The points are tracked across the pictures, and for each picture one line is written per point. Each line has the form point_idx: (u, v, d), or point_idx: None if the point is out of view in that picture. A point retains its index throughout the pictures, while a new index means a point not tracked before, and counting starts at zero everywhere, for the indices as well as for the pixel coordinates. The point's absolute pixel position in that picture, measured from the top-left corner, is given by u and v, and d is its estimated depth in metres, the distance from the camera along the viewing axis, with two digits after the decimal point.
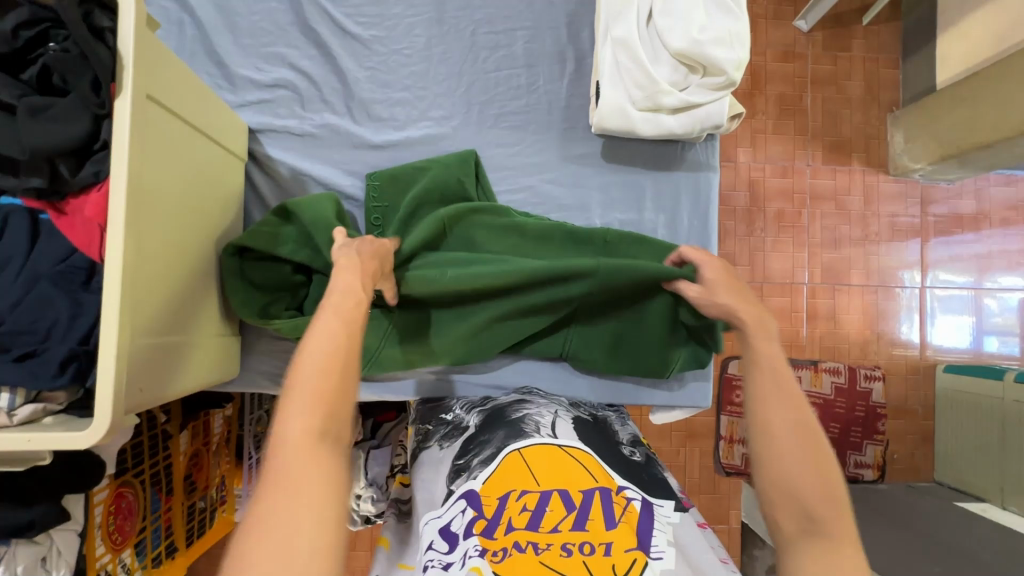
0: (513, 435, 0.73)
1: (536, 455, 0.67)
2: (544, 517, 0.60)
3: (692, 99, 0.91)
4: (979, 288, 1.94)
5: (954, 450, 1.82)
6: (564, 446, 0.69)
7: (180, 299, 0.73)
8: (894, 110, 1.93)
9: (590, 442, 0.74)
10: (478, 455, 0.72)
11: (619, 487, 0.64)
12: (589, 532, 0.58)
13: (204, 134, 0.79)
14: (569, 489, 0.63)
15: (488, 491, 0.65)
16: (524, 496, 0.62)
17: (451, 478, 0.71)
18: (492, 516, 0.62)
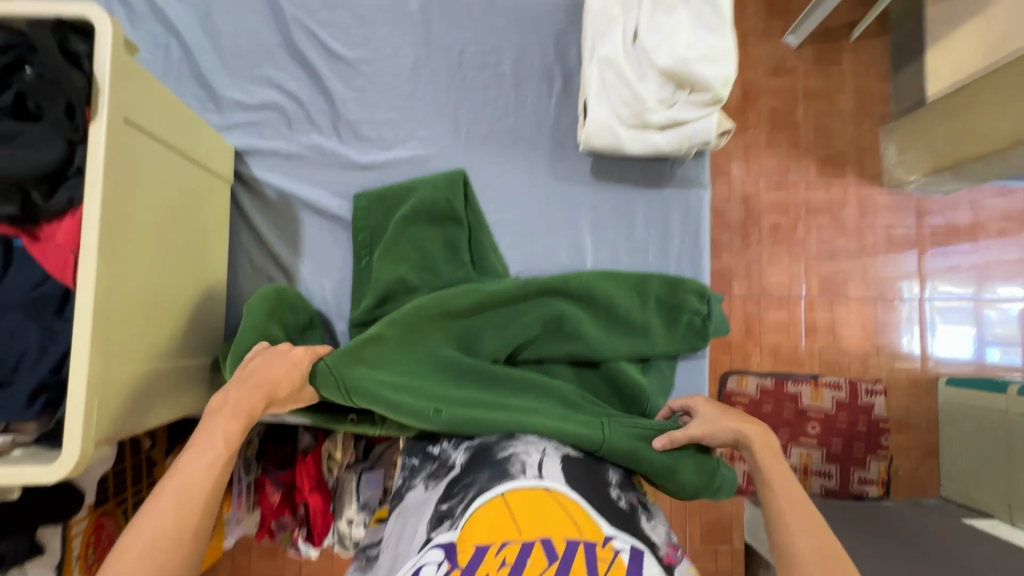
0: (498, 476, 0.70)
1: (521, 501, 0.66)
2: (524, 569, 0.59)
3: (680, 115, 0.90)
4: (979, 299, 1.92)
5: (960, 465, 1.78)
6: (551, 490, 0.68)
7: (156, 326, 0.71)
8: (886, 122, 1.93)
9: (579, 482, 0.72)
10: (463, 500, 0.70)
11: (605, 538, 0.63)
12: None
13: (186, 158, 0.78)
14: (552, 539, 0.62)
15: (465, 539, 0.63)
16: (504, 549, 0.61)
17: (432, 525, 0.69)
18: (466, 567, 0.60)
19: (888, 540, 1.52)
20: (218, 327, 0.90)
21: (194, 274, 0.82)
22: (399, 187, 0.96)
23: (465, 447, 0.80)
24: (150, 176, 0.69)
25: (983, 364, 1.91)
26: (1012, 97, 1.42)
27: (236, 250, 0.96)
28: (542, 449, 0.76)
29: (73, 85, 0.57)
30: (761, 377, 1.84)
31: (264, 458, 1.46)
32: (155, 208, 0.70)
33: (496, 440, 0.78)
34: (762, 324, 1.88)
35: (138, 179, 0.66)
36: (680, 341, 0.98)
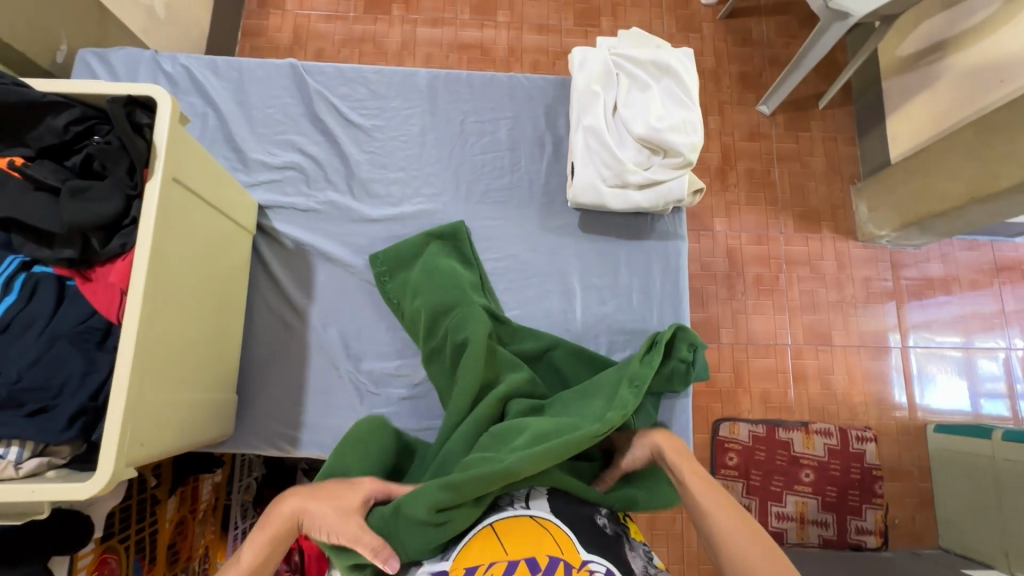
0: (488, 509, 0.76)
1: (508, 529, 0.72)
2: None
3: (656, 176, 1.02)
4: (968, 348, 2.00)
5: (955, 513, 1.78)
6: (537, 517, 0.73)
7: (184, 360, 0.79)
8: (855, 182, 2.08)
9: (567, 509, 0.76)
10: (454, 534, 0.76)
11: (582, 561, 0.69)
12: None
13: (218, 211, 0.88)
14: (535, 558, 0.69)
15: (456, 566, 0.71)
16: (491, 569, 0.69)
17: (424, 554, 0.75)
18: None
19: None
20: (234, 364, 0.97)
21: (218, 317, 0.89)
22: (408, 240, 1.06)
23: None
24: (185, 224, 0.77)
25: (970, 411, 1.95)
26: (965, 161, 1.58)
27: (253, 295, 1.05)
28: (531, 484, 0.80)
29: (136, 149, 0.68)
30: (753, 425, 1.87)
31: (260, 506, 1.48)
32: (187, 256, 0.78)
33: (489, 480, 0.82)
34: (751, 371, 1.94)
35: (177, 229, 0.75)
36: (662, 381, 1.04)
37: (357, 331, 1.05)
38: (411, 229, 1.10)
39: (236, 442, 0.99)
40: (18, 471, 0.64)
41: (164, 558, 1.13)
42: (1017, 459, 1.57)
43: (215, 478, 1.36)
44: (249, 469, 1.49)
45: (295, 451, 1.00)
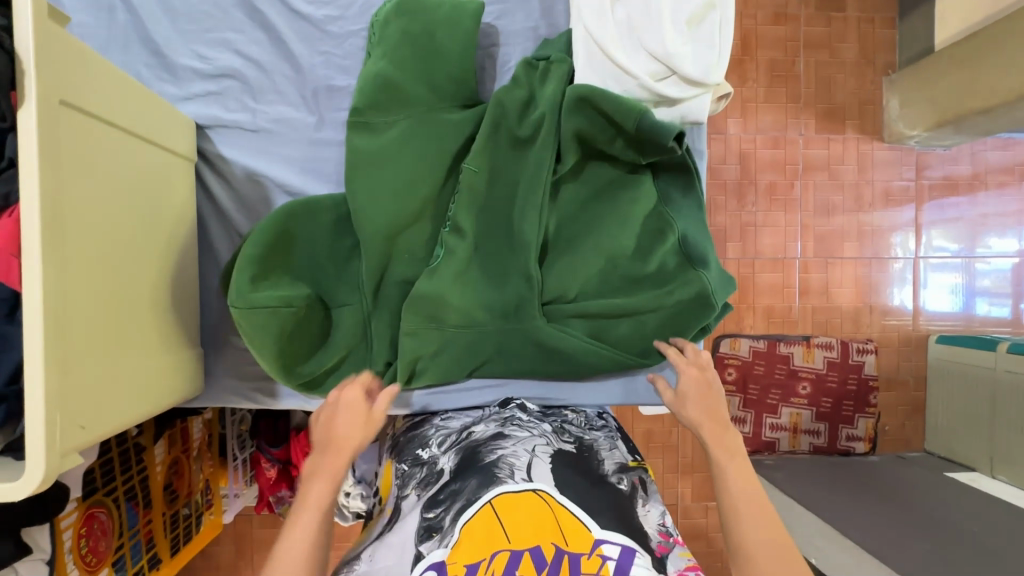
0: (486, 482, 0.67)
1: (511, 507, 0.62)
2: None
3: (671, 90, 0.81)
4: (970, 255, 1.90)
5: (945, 420, 1.81)
6: (541, 493, 0.64)
7: (120, 327, 0.67)
8: (889, 73, 1.85)
9: (572, 480, 0.69)
10: (450, 510, 0.66)
11: (592, 544, 0.60)
12: None
13: (134, 136, 0.71)
14: (540, 546, 0.59)
15: (456, 560, 0.59)
16: (493, 563, 0.58)
17: (421, 539, 0.65)
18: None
19: (873, 496, 1.53)
20: (194, 317, 0.86)
21: (159, 263, 0.77)
22: (369, 145, 0.84)
23: (454, 451, 0.78)
24: (97, 177, 0.64)
25: (962, 313, 1.91)
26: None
27: (206, 239, 0.90)
28: (532, 450, 0.74)
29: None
30: (753, 340, 1.83)
31: (258, 435, 1.46)
32: (106, 216, 0.65)
33: (482, 444, 0.76)
34: (756, 286, 1.86)
35: (90, 182, 0.62)
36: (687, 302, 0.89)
37: None
38: (369, 139, 0.84)
39: (208, 399, 0.91)
40: None
41: (160, 500, 1.11)
42: (1018, 371, 1.53)
43: (205, 417, 1.32)
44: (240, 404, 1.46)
45: (276, 403, 0.92)
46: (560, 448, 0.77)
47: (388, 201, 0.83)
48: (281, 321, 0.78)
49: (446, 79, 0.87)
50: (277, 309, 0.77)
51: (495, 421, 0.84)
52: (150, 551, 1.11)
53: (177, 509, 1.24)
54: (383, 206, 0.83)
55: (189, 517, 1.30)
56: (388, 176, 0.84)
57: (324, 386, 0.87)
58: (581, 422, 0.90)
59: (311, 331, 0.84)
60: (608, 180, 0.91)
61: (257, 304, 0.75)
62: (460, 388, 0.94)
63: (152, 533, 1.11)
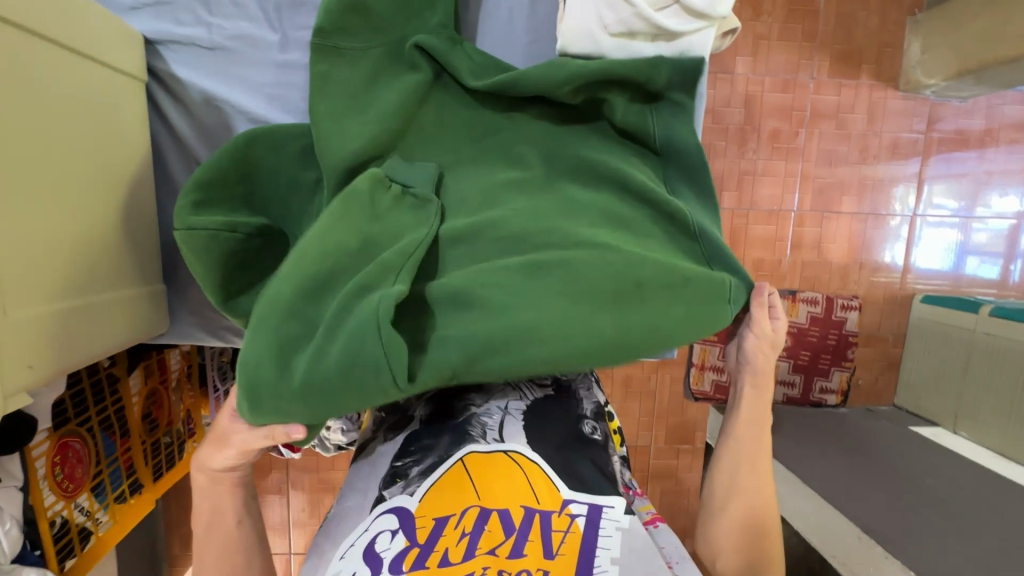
0: (458, 441, 0.64)
1: (483, 467, 0.62)
2: (483, 537, 0.58)
3: (672, 22, 0.72)
4: (969, 215, 1.86)
5: (918, 377, 1.85)
6: (511, 454, 0.63)
7: (68, 263, 0.64)
8: (915, 13, 1.72)
9: (545, 438, 0.67)
10: (419, 462, 0.64)
11: (563, 503, 0.61)
12: (528, 558, 0.57)
13: (72, 50, 0.64)
14: (509, 510, 0.59)
15: (423, 512, 0.59)
16: (463, 519, 0.59)
17: (384, 483, 0.63)
18: (426, 544, 0.57)
19: (837, 448, 1.58)
20: (154, 251, 0.82)
21: (109, 194, 0.72)
22: (341, 74, 0.77)
23: (427, 400, 0.72)
24: (19, 96, 0.57)
25: (952, 273, 1.89)
26: None
27: (165, 168, 0.84)
28: (505, 407, 0.69)
29: None
30: None
31: None
32: (32, 141, 0.59)
33: (457, 397, 0.71)
34: (749, 238, 1.82)
35: (8, 103, 0.55)
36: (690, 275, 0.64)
37: None
38: (340, 66, 0.77)
39: (175, 335, 0.88)
40: None
41: (137, 430, 1.12)
42: (996, 334, 1.55)
43: (181, 348, 1.32)
44: None
45: (244, 341, 0.91)
46: (534, 400, 0.72)
47: (356, 125, 0.75)
48: (238, 252, 0.75)
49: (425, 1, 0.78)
50: (219, 233, 0.73)
51: None
52: (130, 477, 1.13)
53: (158, 438, 1.26)
54: (352, 130, 0.75)
55: (171, 444, 1.32)
56: (362, 111, 0.76)
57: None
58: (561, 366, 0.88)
59: (268, 268, 0.79)
60: (611, 147, 0.77)
61: (199, 227, 0.72)
62: None
63: (131, 460, 1.13)
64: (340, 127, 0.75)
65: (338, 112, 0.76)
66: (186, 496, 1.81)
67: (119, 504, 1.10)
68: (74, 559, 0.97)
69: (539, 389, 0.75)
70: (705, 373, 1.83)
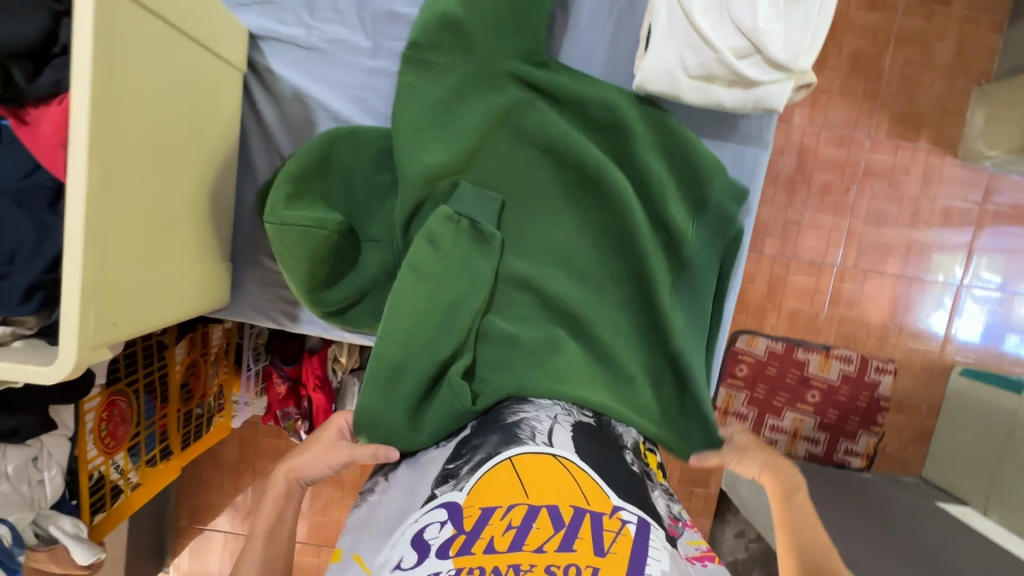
0: (507, 440, 0.63)
1: (532, 465, 0.60)
2: (529, 534, 0.54)
3: (753, 70, 0.74)
4: (1018, 292, 1.81)
5: (950, 452, 1.78)
6: (561, 458, 0.61)
7: (158, 230, 0.67)
8: (982, 84, 1.71)
9: (595, 451, 0.65)
10: (469, 462, 0.64)
11: (613, 508, 0.58)
12: (577, 553, 0.53)
13: (189, 37, 0.69)
14: (558, 507, 0.56)
15: (471, 502, 0.58)
16: (510, 512, 0.56)
17: (436, 483, 0.63)
18: (471, 532, 0.55)
19: (860, 514, 1.53)
20: (228, 230, 0.86)
21: (196, 171, 0.75)
22: (428, 86, 0.81)
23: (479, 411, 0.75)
24: (148, 74, 0.62)
25: (994, 350, 1.84)
26: None
27: (247, 153, 0.89)
28: (554, 416, 0.68)
29: None
30: (772, 341, 1.80)
31: (273, 351, 1.49)
32: (146, 112, 0.62)
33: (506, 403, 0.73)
34: (787, 288, 1.81)
35: (140, 78, 0.60)
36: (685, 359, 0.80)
37: None
38: (428, 78, 0.81)
39: (234, 311, 0.92)
40: None
41: (176, 398, 1.16)
42: None
43: (224, 325, 1.36)
44: None
45: (296, 326, 0.94)
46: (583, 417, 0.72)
47: (440, 141, 0.81)
48: (313, 244, 0.77)
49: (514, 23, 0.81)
50: (310, 229, 0.76)
51: None
52: (162, 443, 1.17)
53: (191, 408, 1.31)
54: (433, 145, 0.80)
55: (201, 417, 1.37)
56: (441, 127, 0.81)
57: (347, 318, 0.89)
58: None
59: (339, 263, 0.84)
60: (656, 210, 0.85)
61: (292, 222, 0.75)
62: None
63: (166, 427, 1.17)
64: (425, 138, 0.80)
65: (425, 122, 0.81)
66: (200, 471, 1.84)
67: (149, 467, 1.14)
68: (103, 514, 1.01)
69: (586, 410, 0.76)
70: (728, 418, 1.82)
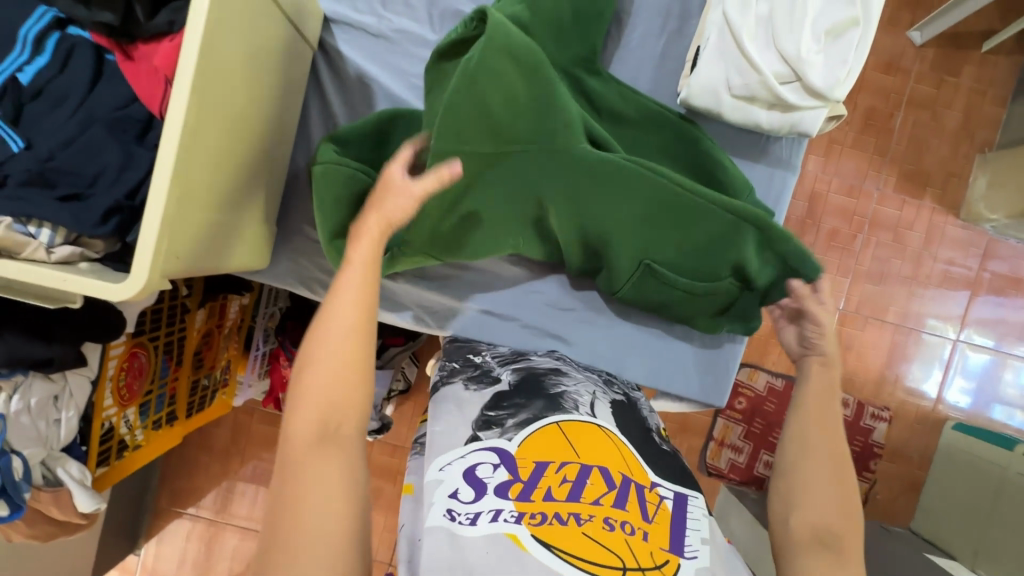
0: (552, 407, 0.68)
1: (579, 431, 0.65)
2: (584, 489, 0.59)
3: (793, 96, 0.80)
4: (1010, 355, 1.86)
5: (940, 506, 1.80)
6: (603, 428, 0.67)
7: (228, 177, 0.71)
8: (985, 151, 1.81)
9: (630, 431, 0.71)
10: (513, 415, 0.68)
11: (652, 484, 0.63)
12: (628, 512, 0.58)
13: (283, 10, 0.75)
14: (609, 468, 0.61)
15: (524, 455, 0.62)
16: (564, 468, 0.61)
17: (478, 426, 0.67)
18: (528, 481, 0.59)
19: None
20: (276, 196, 0.89)
21: (264, 134, 0.79)
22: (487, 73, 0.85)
23: (514, 369, 0.80)
24: (251, 35, 0.67)
25: (986, 412, 1.87)
26: None
27: (305, 126, 0.93)
28: (592, 394, 0.75)
29: None
30: (773, 377, 1.82)
31: (283, 333, 1.50)
32: (239, 68, 0.66)
33: (544, 375, 0.78)
34: None
35: (245, 37, 0.66)
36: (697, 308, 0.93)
37: None
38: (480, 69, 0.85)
39: (270, 276, 0.95)
40: (49, 256, 0.60)
41: (191, 362, 1.17)
42: None
43: (243, 300, 1.38)
44: (276, 299, 1.50)
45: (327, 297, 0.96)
46: (614, 399, 0.79)
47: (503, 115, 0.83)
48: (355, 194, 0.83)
49: (576, 32, 0.87)
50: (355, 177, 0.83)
51: (551, 359, 0.87)
52: (170, 407, 1.17)
53: (199, 377, 1.31)
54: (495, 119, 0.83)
55: (207, 388, 1.37)
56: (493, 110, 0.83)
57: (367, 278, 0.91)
58: (624, 384, 0.94)
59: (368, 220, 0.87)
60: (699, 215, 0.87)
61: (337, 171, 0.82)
62: (501, 327, 0.96)
63: (176, 390, 1.17)
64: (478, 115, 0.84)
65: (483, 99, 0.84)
66: (188, 451, 1.81)
67: (154, 429, 1.13)
68: (106, 467, 1.01)
69: (615, 394, 0.81)
70: (723, 450, 1.82)
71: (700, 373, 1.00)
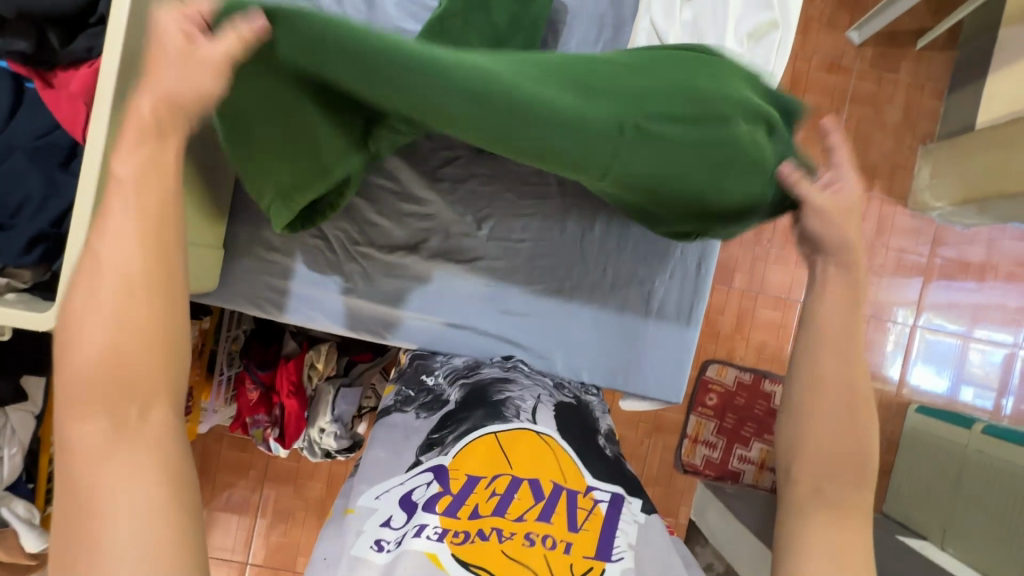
0: (491, 416, 0.72)
1: (515, 443, 0.67)
2: (510, 504, 0.60)
3: None
4: (967, 337, 1.93)
5: (909, 488, 1.84)
6: (542, 435, 0.70)
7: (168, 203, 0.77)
8: (927, 143, 1.88)
9: (572, 436, 0.73)
10: (454, 432, 0.71)
11: (587, 488, 0.65)
12: (552, 525, 0.59)
13: None
14: (537, 481, 0.63)
15: (457, 470, 0.64)
16: (493, 482, 0.62)
17: (421, 450, 0.70)
18: (457, 495, 0.61)
19: None
20: (221, 217, 0.90)
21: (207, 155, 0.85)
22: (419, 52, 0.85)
23: (460, 386, 0.83)
24: None
25: (948, 394, 1.93)
26: None
27: None
28: (536, 396, 0.80)
29: None
30: (740, 370, 1.86)
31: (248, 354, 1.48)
32: None
33: (491, 384, 0.82)
34: (754, 321, 1.89)
35: None
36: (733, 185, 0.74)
37: (354, 197, 0.94)
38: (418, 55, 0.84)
39: (220, 297, 0.95)
40: None
41: None
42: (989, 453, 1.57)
43: (203, 324, 1.36)
44: (239, 321, 1.48)
45: (281, 316, 0.96)
46: (561, 403, 0.83)
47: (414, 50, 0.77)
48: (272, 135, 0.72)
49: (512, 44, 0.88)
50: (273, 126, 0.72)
51: (500, 368, 0.90)
52: None
53: None
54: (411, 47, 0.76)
55: None
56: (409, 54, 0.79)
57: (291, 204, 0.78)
58: (574, 388, 0.96)
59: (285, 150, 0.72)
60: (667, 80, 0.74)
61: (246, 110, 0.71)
62: (459, 337, 0.98)
63: None
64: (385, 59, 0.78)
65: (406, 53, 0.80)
66: None
67: None
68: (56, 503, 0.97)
69: (563, 399, 0.85)
70: (697, 446, 1.85)
71: (665, 372, 1.01)
